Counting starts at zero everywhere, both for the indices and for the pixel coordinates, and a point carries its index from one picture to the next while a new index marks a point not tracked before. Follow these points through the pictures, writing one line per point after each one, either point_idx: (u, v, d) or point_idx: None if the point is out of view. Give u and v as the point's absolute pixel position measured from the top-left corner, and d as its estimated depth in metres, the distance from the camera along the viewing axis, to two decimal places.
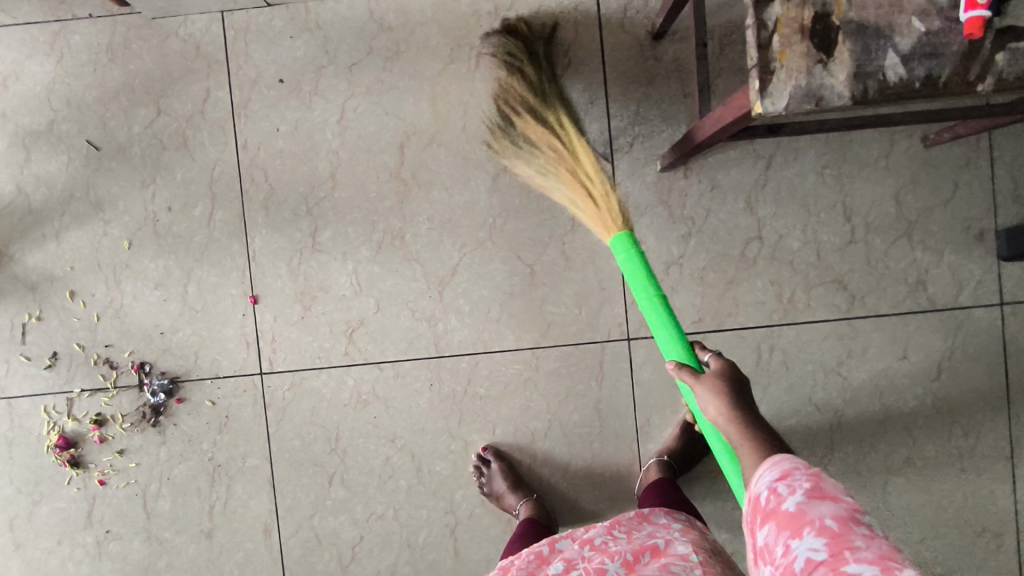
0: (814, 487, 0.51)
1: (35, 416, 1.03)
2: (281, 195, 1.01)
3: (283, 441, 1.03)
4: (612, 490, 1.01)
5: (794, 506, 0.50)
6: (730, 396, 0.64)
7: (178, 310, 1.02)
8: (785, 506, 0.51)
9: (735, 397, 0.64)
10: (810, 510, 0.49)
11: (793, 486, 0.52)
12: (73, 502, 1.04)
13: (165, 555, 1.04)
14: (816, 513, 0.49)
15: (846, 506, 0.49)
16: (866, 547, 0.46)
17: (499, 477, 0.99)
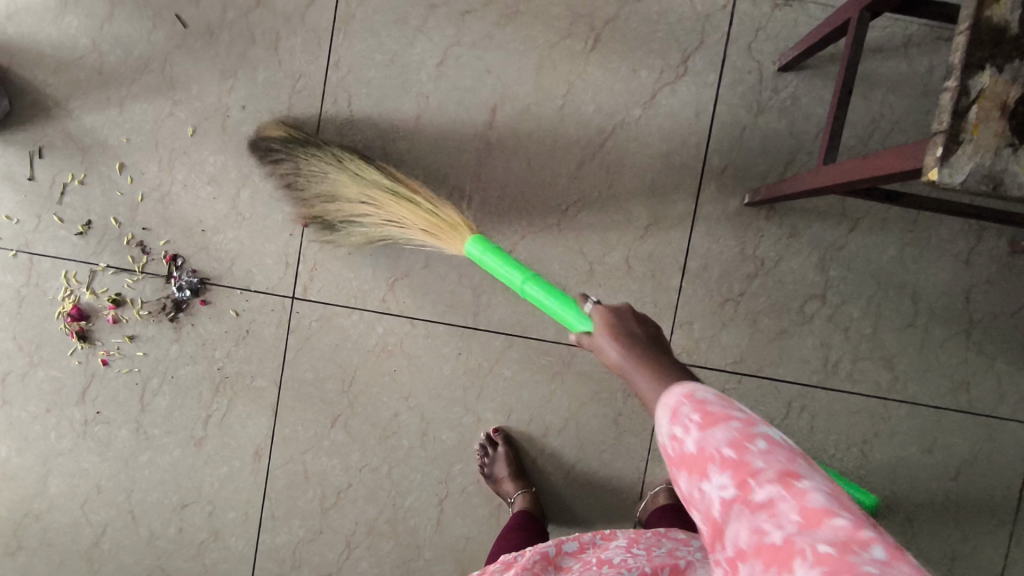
0: (707, 417, 0.44)
1: (53, 279, 1.00)
2: (359, 124, 0.97)
3: (297, 369, 1.01)
4: (608, 503, 1.00)
5: (779, 535, 0.37)
6: (629, 334, 0.59)
7: (225, 213, 0.99)
8: (768, 537, 0.37)
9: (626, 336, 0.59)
10: (712, 443, 0.42)
11: (688, 424, 0.44)
12: (70, 374, 1.01)
13: (149, 450, 1.02)
14: (717, 443, 0.42)
15: (829, 505, 0.37)
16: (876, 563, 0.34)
17: (502, 462, 0.98)
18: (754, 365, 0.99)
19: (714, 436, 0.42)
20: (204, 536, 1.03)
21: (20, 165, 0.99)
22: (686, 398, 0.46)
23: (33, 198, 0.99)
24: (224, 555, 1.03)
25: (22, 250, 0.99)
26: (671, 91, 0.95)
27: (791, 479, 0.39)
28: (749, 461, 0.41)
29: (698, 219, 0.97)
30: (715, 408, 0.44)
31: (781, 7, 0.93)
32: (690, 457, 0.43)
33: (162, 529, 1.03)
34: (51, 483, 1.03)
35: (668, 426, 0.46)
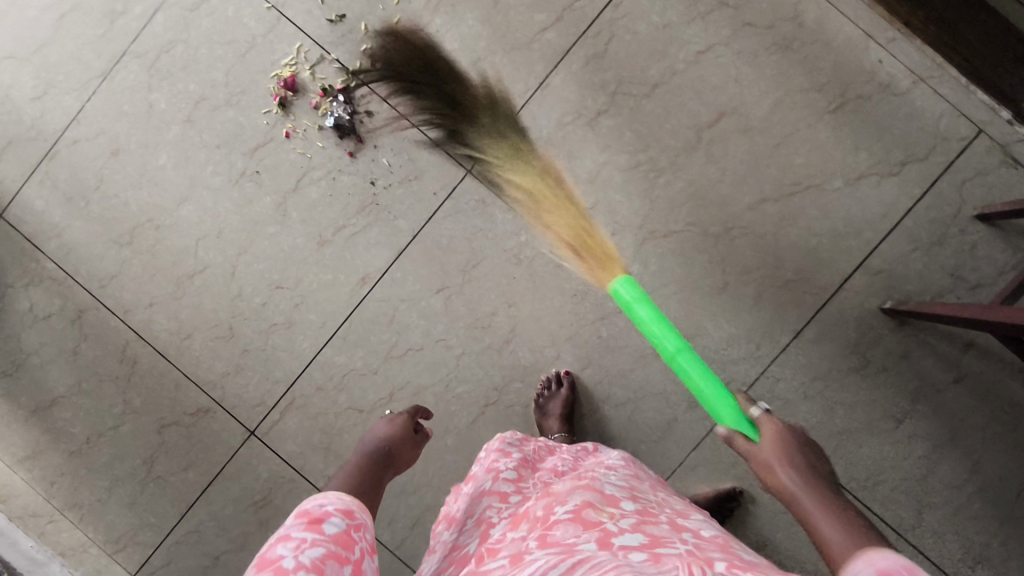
0: None
1: (287, 44, 1.08)
2: (606, 64, 1.05)
3: (436, 231, 1.08)
4: None
5: None
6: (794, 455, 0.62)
7: (454, 71, 1.06)
8: None
9: (801, 466, 0.61)
10: None
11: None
12: (253, 129, 1.09)
13: (278, 226, 1.10)
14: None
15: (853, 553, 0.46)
16: None
17: (558, 402, 1.04)
18: (811, 444, 1.04)
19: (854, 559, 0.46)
20: (280, 320, 1.10)
21: None
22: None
23: None
24: (286, 344, 1.11)
25: (276, 7, 1.08)
26: (876, 183, 1.02)
27: None
28: None
29: (835, 298, 1.03)
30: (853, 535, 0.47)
31: (1009, 166, 1.00)
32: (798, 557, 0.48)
33: (250, 295, 1.11)
34: (185, 206, 1.11)
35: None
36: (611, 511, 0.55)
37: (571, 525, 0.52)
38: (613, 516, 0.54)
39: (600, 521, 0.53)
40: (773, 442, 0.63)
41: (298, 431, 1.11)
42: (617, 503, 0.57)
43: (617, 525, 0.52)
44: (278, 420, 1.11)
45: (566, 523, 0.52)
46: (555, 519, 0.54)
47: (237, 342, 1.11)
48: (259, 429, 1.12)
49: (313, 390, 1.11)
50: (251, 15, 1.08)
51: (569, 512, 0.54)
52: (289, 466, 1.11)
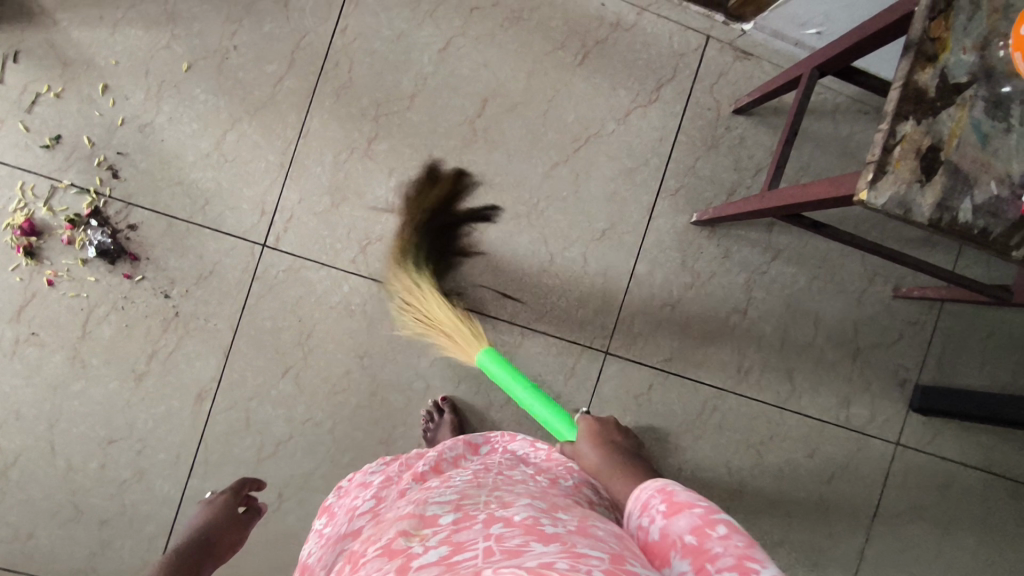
0: (673, 505, 0.55)
1: (7, 188, 0.95)
2: (355, 90, 1.02)
3: (256, 316, 1.01)
4: None
5: (658, 530, 0.54)
6: (602, 444, 0.78)
7: (206, 151, 0.99)
8: (651, 533, 0.54)
9: (602, 446, 0.78)
10: (676, 529, 0.52)
11: (658, 513, 0.55)
12: (7, 291, 0.96)
13: (83, 381, 0.98)
14: (680, 530, 0.52)
15: (700, 515, 0.52)
16: (724, 551, 0.48)
17: (445, 428, 1.01)
18: (681, 364, 1.10)
19: (679, 522, 0.53)
20: (128, 474, 0.99)
21: None
22: (658, 491, 0.58)
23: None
24: (146, 496, 1.00)
25: None
26: (642, 114, 1.08)
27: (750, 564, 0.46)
28: (707, 547, 0.49)
29: (650, 228, 1.09)
30: (681, 497, 0.55)
31: (741, 59, 1.09)
32: (656, 541, 0.53)
33: (83, 463, 0.98)
34: None
35: (642, 516, 0.57)
36: (424, 530, 0.51)
37: (376, 561, 0.49)
38: (424, 535, 0.50)
39: (405, 547, 0.49)
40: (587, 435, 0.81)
41: None
42: (436, 520, 0.53)
43: (422, 546, 0.49)
44: None
45: (371, 562, 0.49)
46: (366, 560, 0.51)
47: (91, 517, 0.99)
48: None
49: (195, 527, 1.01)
50: None
51: (381, 548, 0.51)
52: None
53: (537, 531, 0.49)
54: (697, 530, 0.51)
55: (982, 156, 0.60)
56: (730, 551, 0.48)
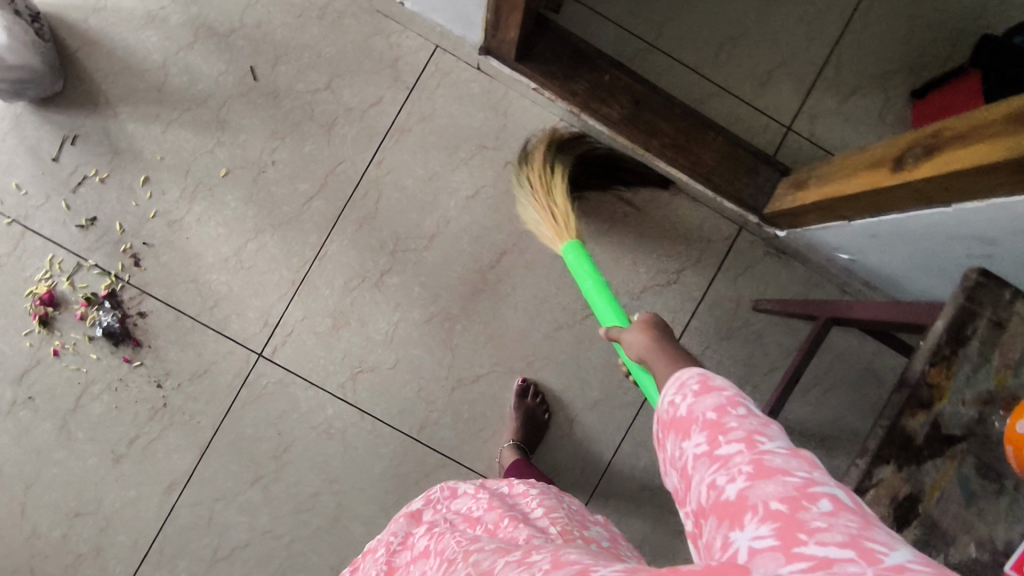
0: (760, 468, 0.39)
1: (37, 258, 1.01)
2: (379, 222, 1.04)
3: (238, 421, 1.03)
4: None
5: (733, 491, 0.38)
6: (663, 341, 0.61)
7: (225, 256, 1.02)
8: (722, 492, 0.39)
9: (660, 335, 0.62)
10: (759, 494, 0.37)
11: (738, 473, 0.39)
12: (16, 353, 1.01)
13: (65, 451, 1.02)
14: (766, 496, 0.37)
15: (796, 482, 0.37)
16: (828, 528, 0.34)
17: None
18: (650, 554, 1.06)
19: (692, 438, 0.44)
20: (86, 549, 1.02)
21: (49, 144, 1.00)
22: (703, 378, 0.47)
23: (49, 179, 1.01)
24: (97, 572, 1.02)
25: (19, 221, 1.01)
26: (659, 293, 1.06)
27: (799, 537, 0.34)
28: (806, 520, 0.34)
29: (643, 407, 1.06)
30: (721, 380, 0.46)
31: (774, 256, 1.06)
32: (728, 503, 0.38)
33: (47, 530, 1.01)
34: None
35: (673, 393, 0.47)
36: None
37: None
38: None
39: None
40: (643, 325, 0.64)
41: None
42: None
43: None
44: None
45: None
46: None
47: None
48: None
49: None
50: None
51: None
52: None
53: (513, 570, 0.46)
54: (721, 409, 0.43)
55: (967, 514, 0.55)
56: (744, 429, 0.41)
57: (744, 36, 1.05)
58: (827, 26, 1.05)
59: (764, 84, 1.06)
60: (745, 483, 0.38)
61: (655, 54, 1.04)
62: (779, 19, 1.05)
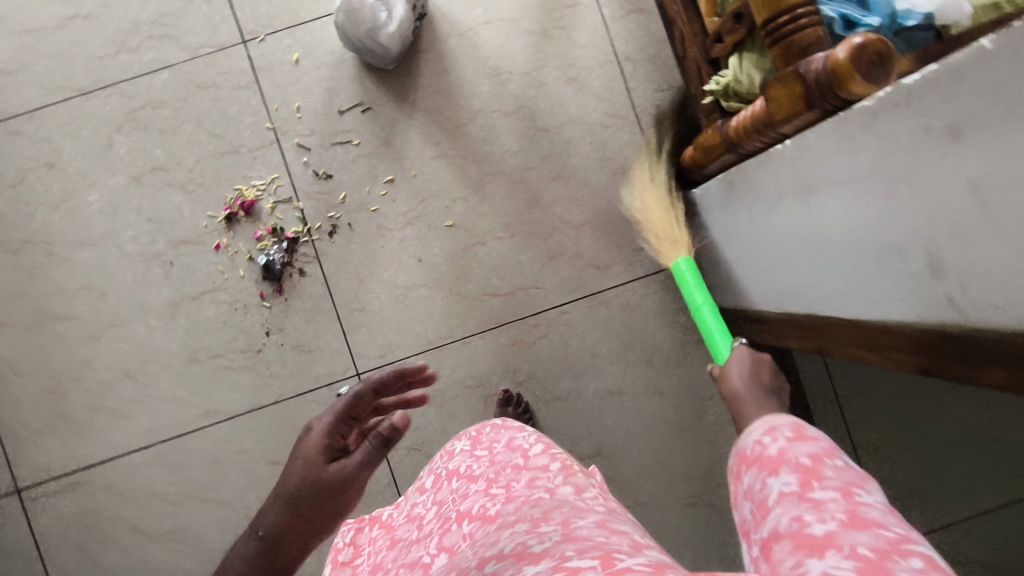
0: (800, 435, 0.47)
1: (266, 170, 1.07)
2: (526, 353, 1.08)
3: (298, 408, 1.07)
4: None
5: (776, 449, 0.47)
6: (760, 373, 0.71)
7: (397, 282, 1.07)
8: (768, 451, 0.47)
9: (756, 368, 0.71)
10: (795, 452, 0.45)
11: (782, 437, 0.47)
12: (189, 223, 1.06)
13: (161, 322, 1.07)
14: (800, 453, 0.45)
15: (826, 446, 0.45)
16: (831, 475, 0.42)
17: None
18: None
19: (780, 479, 0.44)
20: (109, 405, 1.07)
21: (345, 98, 1.06)
22: (774, 427, 0.49)
23: (324, 121, 1.06)
24: (102, 429, 1.07)
25: (276, 132, 1.07)
26: None
27: (850, 492, 0.41)
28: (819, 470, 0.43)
29: None
30: (817, 437, 0.47)
31: None
32: (772, 458, 0.46)
33: (96, 366, 1.07)
34: (84, 251, 1.07)
35: (762, 435, 0.49)
36: None
37: None
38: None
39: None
40: (744, 348, 0.75)
41: (62, 514, 1.07)
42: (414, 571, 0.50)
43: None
44: (50, 494, 1.07)
45: None
46: None
47: (58, 402, 1.07)
48: (26, 492, 1.07)
49: (101, 484, 1.07)
50: (250, 125, 1.07)
51: None
52: (35, 543, 1.06)
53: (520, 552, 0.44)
54: (819, 456, 0.44)
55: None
56: (839, 480, 0.42)
57: (907, 451, 1.06)
58: (979, 499, 1.03)
59: (892, 500, 1.06)
60: (836, 529, 0.38)
61: (828, 404, 1.08)
62: (949, 466, 1.04)
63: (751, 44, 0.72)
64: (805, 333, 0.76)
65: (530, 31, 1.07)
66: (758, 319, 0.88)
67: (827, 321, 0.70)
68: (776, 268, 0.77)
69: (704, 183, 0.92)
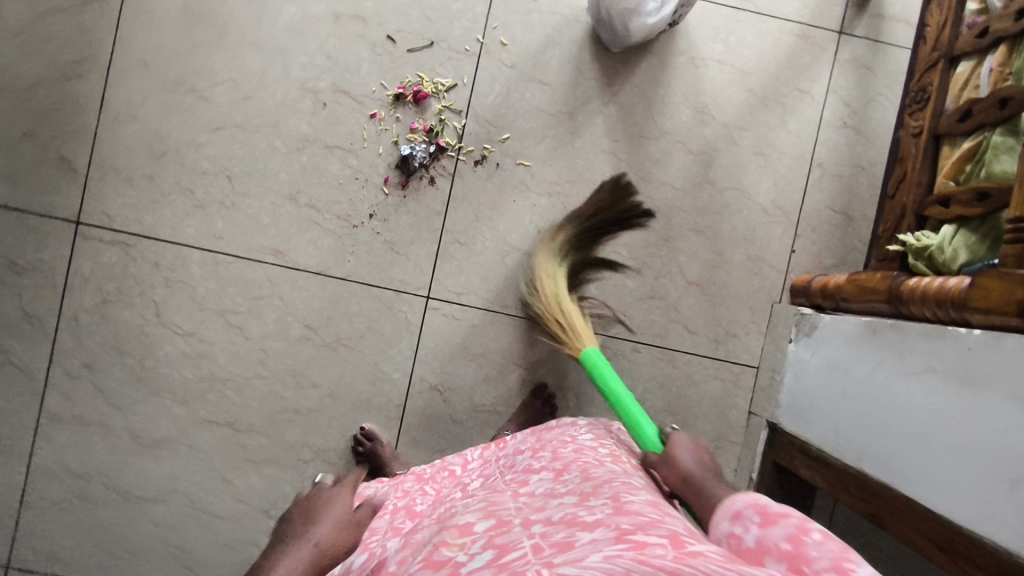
0: (767, 516, 0.58)
1: (453, 74, 1.06)
2: (581, 365, 1.10)
3: (359, 295, 1.08)
4: (227, 566, 1.11)
5: (755, 536, 0.57)
6: (680, 457, 0.77)
7: (507, 238, 1.08)
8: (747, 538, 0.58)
9: (694, 455, 0.78)
10: (771, 538, 0.55)
11: (751, 524, 0.59)
12: (360, 80, 1.06)
13: (284, 150, 1.07)
14: (775, 539, 0.55)
15: (799, 526, 0.55)
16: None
17: (383, 448, 1.06)
18: None
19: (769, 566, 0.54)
20: (197, 196, 1.07)
21: (559, 55, 1.06)
22: (752, 505, 0.62)
23: (529, 62, 1.06)
24: (178, 212, 1.07)
25: (482, 47, 1.06)
26: None
27: (845, 563, 0.48)
28: (809, 554, 0.51)
29: None
30: (777, 509, 0.58)
31: None
32: (753, 547, 0.57)
33: (206, 156, 1.07)
34: (254, 50, 1.06)
35: (738, 525, 0.61)
36: (460, 539, 0.55)
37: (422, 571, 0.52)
38: (465, 545, 0.54)
39: (450, 557, 0.52)
40: (680, 439, 0.81)
41: (103, 266, 1.08)
42: (468, 526, 0.58)
43: (467, 557, 0.52)
44: (102, 242, 1.07)
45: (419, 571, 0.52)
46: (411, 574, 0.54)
47: (154, 167, 1.07)
48: (81, 227, 1.07)
49: (150, 259, 1.08)
50: (463, 27, 1.06)
51: (422, 559, 0.54)
52: (65, 275, 1.07)
53: (579, 523, 0.55)
54: (791, 535, 0.54)
55: None
56: (826, 555, 0.50)
57: None
58: None
59: None
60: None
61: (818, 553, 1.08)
62: None
63: (977, 225, 0.73)
64: (865, 497, 0.78)
65: (752, 92, 1.07)
66: (815, 459, 0.89)
67: (904, 501, 0.72)
68: (868, 430, 0.79)
69: (833, 312, 0.94)
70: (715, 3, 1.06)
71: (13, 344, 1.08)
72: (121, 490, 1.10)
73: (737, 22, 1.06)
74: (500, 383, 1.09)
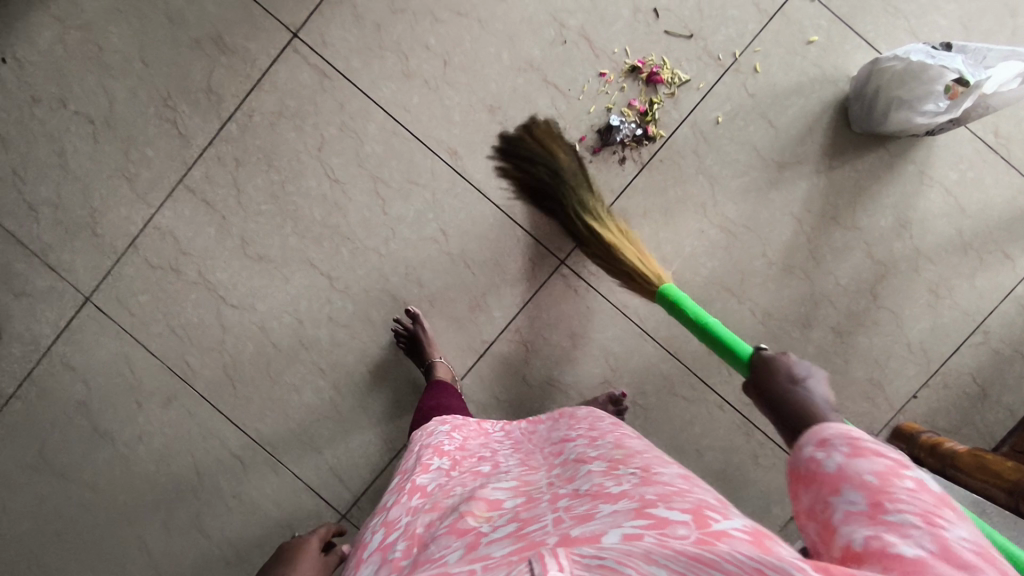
0: (877, 464, 0.48)
1: (695, 74, 1.05)
2: (664, 392, 1.10)
3: (503, 225, 1.09)
4: (262, 397, 1.14)
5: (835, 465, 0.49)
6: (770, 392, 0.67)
7: (661, 246, 1.07)
8: (826, 465, 0.50)
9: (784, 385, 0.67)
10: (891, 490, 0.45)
11: (844, 458, 0.49)
12: (608, 36, 1.05)
13: (507, 64, 1.07)
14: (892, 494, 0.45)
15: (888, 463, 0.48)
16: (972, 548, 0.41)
17: (424, 333, 1.07)
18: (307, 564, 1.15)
19: (843, 496, 0.47)
20: (410, 64, 1.08)
21: (802, 106, 1.04)
22: (841, 434, 0.52)
23: (770, 99, 1.04)
24: (386, 70, 1.09)
25: (734, 64, 1.04)
26: None
27: (937, 517, 0.43)
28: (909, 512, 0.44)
29: None
30: (894, 465, 0.47)
31: None
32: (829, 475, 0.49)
33: (436, 33, 1.08)
34: None
35: (816, 449, 0.52)
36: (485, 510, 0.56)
37: (443, 535, 0.53)
38: (491, 519, 0.55)
39: (472, 528, 0.53)
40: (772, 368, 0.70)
41: (298, 82, 1.10)
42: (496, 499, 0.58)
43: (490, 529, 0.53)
44: (307, 62, 1.09)
45: (441, 536, 0.53)
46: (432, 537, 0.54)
47: (386, 19, 1.08)
48: (296, 39, 1.09)
49: (338, 98, 1.10)
50: (727, 35, 1.04)
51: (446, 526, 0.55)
52: (259, 73, 1.10)
53: (603, 494, 0.52)
54: (886, 478, 0.46)
55: None
56: (917, 504, 0.44)
57: None
58: None
59: None
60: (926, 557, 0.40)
61: None
62: None
63: None
64: None
65: (960, 231, 1.04)
66: None
67: None
68: None
69: (928, 470, 0.94)
70: (972, 134, 1.02)
71: (185, 109, 1.11)
72: (210, 285, 1.13)
73: (981, 161, 1.03)
74: (583, 368, 1.10)
